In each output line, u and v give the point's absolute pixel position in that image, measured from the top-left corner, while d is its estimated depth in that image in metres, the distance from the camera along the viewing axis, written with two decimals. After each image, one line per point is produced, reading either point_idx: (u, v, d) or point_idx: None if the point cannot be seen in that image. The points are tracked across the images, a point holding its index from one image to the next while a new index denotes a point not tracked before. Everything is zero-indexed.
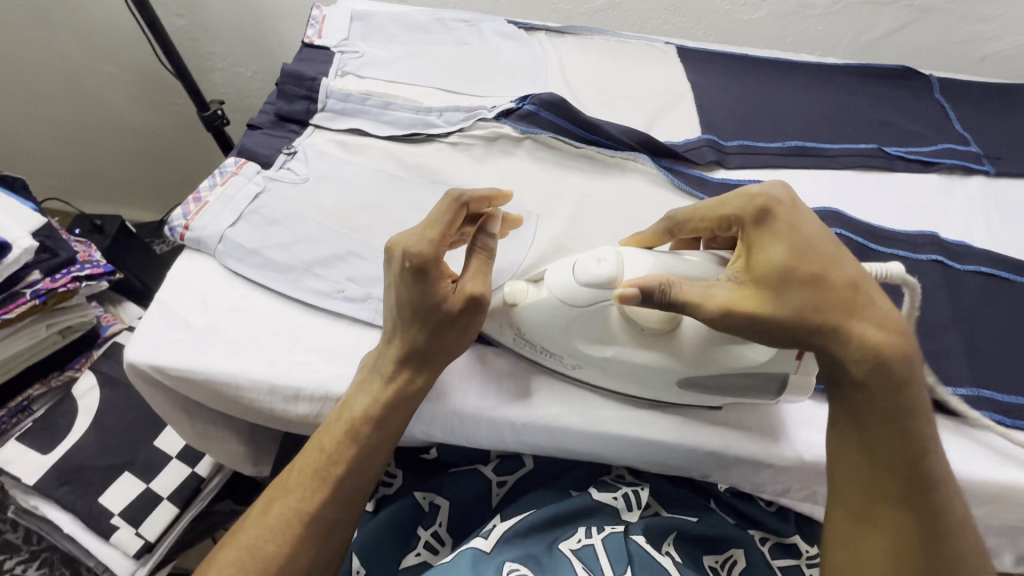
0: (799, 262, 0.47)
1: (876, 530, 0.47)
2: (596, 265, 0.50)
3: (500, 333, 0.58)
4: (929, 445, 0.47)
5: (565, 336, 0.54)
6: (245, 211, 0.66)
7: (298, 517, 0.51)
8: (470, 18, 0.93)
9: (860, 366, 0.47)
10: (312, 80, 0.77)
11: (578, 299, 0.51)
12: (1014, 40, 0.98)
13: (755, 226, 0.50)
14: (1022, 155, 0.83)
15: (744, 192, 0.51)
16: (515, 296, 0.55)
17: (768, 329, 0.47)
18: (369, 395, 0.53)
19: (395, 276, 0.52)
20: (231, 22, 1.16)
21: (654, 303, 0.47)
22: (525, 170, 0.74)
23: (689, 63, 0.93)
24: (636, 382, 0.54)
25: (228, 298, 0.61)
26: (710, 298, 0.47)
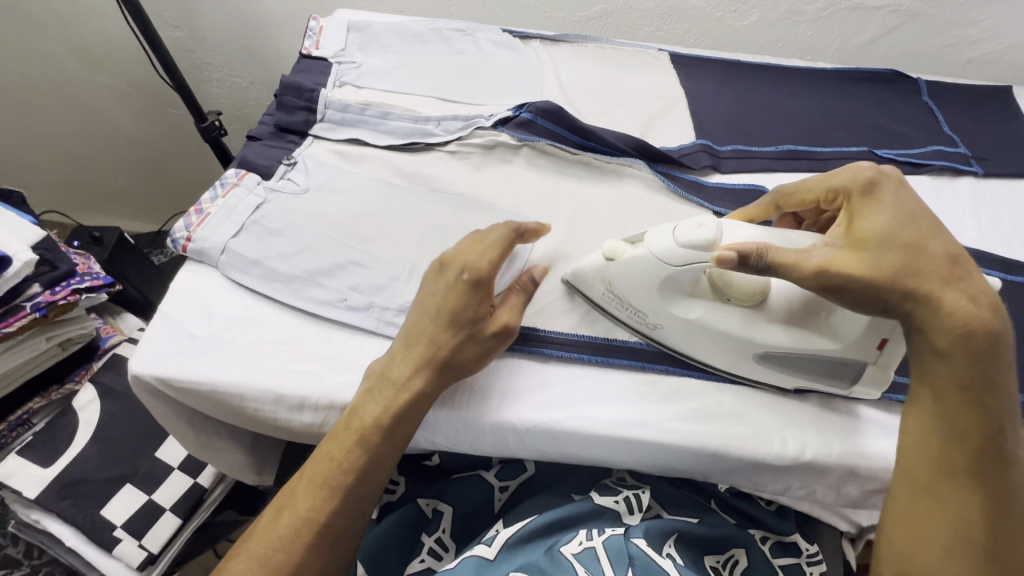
0: (897, 231, 0.48)
1: (938, 504, 0.47)
2: (695, 229, 0.53)
3: (591, 288, 0.61)
4: (1008, 425, 0.46)
5: (654, 297, 0.57)
6: (246, 222, 0.67)
7: (309, 525, 0.51)
8: (466, 27, 0.94)
9: (942, 334, 0.46)
10: (311, 91, 0.78)
11: (673, 258, 0.54)
12: (999, 44, 1.00)
13: (863, 195, 0.52)
14: (1009, 156, 0.84)
15: (856, 166, 0.54)
16: (611, 254, 0.58)
17: (851, 292, 0.49)
18: (380, 404, 0.53)
19: (444, 285, 0.56)
20: (228, 33, 1.17)
21: (750, 267, 0.51)
22: (523, 178, 0.75)
23: (682, 69, 0.94)
24: (711, 350, 0.59)
25: (231, 309, 0.62)
26: (808, 260, 0.49)
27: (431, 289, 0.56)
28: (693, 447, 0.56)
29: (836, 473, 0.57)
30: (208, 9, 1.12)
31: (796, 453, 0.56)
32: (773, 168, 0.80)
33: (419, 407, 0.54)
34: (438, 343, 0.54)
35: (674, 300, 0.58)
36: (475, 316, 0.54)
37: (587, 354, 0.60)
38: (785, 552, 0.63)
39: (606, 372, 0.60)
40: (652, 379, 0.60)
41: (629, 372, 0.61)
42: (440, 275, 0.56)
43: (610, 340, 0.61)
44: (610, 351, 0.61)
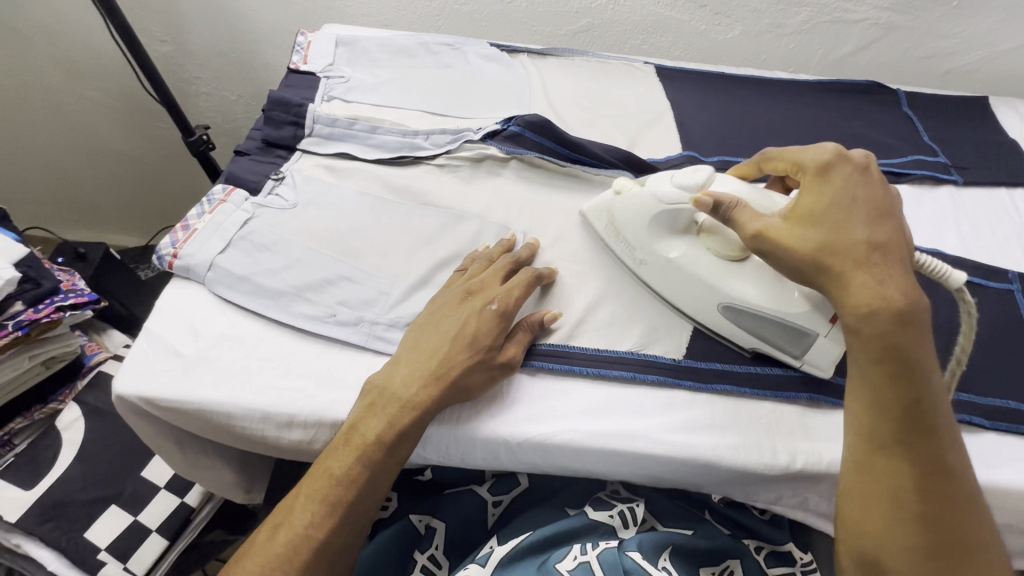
0: (826, 216, 0.50)
1: (875, 480, 0.47)
2: (691, 174, 0.60)
3: (597, 220, 0.69)
4: (925, 395, 0.46)
5: (646, 232, 0.64)
6: (234, 237, 0.66)
7: (305, 542, 0.50)
8: (454, 41, 0.95)
9: (852, 313, 0.47)
10: (299, 106, 0.78)
11: (667, 197, 0.61)
12: (975, 56, 1.03)
13: (816, 176, 0.52)
14: (987, 164, 0.86)
15: (821, 147, 0.54)
16: (621, 188, 0.66)
17: (782, 261, 0.52)
18: (382, 420, 0.53)
19: (462, 303, 0.59)
20: (216, 48, 1.17)
21: (718, 215, 0.57)
22: (512, 190, 0.76)
23: (667, 81, 0.95)
24: (686, 294, 0.63)
25: (219, 326, 0.61)
26: (755, 222, 0.53)
27: (453, 312, 0.58)
28: (685, 459, 0.56)
29: (827, 482, 0.58)
30: (195, 22, 1.12)
31: (788, 463, 0.56)
32: None
33: (421, 424, 0.54)
34: (450, 363, 0.55)
35: (661, 238, 0.64)
36: (492, 344, 0.56)
37: (580, 366, 0.60)
38: (780, 561, 0.63)
39: (598, 385, 0.60)
40: (645, 391, 0.60)
41: (622, 384, 0.60)
42: (465, 303, 0.59)
43: (601, 351, 0.61)
44: (604, 362, 0.61)
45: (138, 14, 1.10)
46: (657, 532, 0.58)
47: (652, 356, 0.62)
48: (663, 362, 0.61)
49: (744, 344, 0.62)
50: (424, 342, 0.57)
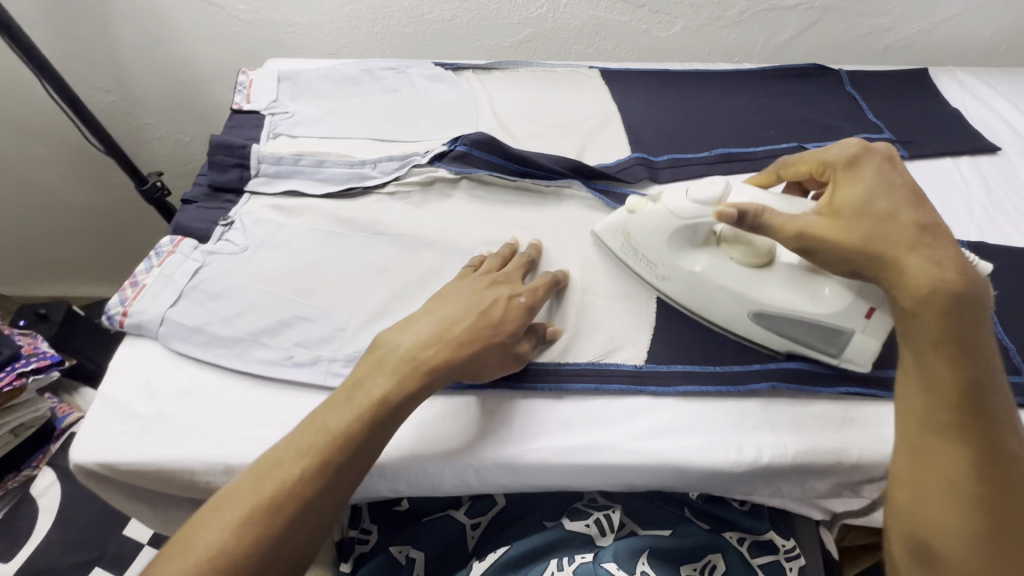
0: (870, 203, 0.52)
1: (931, 461, 0.48)
2: (707, 188, 0.58)
3: (613, 239, 0.67)
4: (981, 378, 0.48)
5: (665, 249, 0.62)
6: (185, 288, 0.65)
7: (287, 498, 0.46)
8: (397, 66, 0.96)
9: (907, 299, 0.49)
10: (243, 148, 0.76)
11: (685, 211, 0.60)
12: (911, 29, 1.05)
13: (846, 169, 0.55)
14: (931, 136, 0.88)
15: (846, 142, 0.56)
16: (633, 207, 0.64)
17: (825, 254, 0.53)
18: (388, 377, 0.52)
19: (499, 295, 0.59)
20: (164, 91, 1.16)
21: (745, 225, 0.55)
22: (464, 211, 0.76)
23: (613, 84, 0.96)
24: (713, 304, 0.62)
25: (176, 380, 0.60)
26: (794, 222, 0.54)
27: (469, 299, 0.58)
28: (653, 465, 0.56)
29: (795, 473, 0.58)
30: (140, 69, 1.12)
31: (754, 458, 0.56)
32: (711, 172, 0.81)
33: (429, 386, 0.53)
34: (473, 336, 0.55)
35: (681, 252, 0.62)
36: (515, 330, 0.57)
37: (540, 382, 0.60)
38: (763, 551, 0.64)
39: (561, 399, 0.60)
40: (608, 401, 0.60)
41: (584, 396, 0.60)
42: (491, 287, 0.60)
43: (562, 365, 0.61)
44: (564, 376, 0.60)
45: (83, 65, 1.09)
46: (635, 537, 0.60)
47: (614, 364, 0.62)
48: (624, 369, 0.61)
49: (778, 348, 0.62)
50: (444, 307, 0.57)
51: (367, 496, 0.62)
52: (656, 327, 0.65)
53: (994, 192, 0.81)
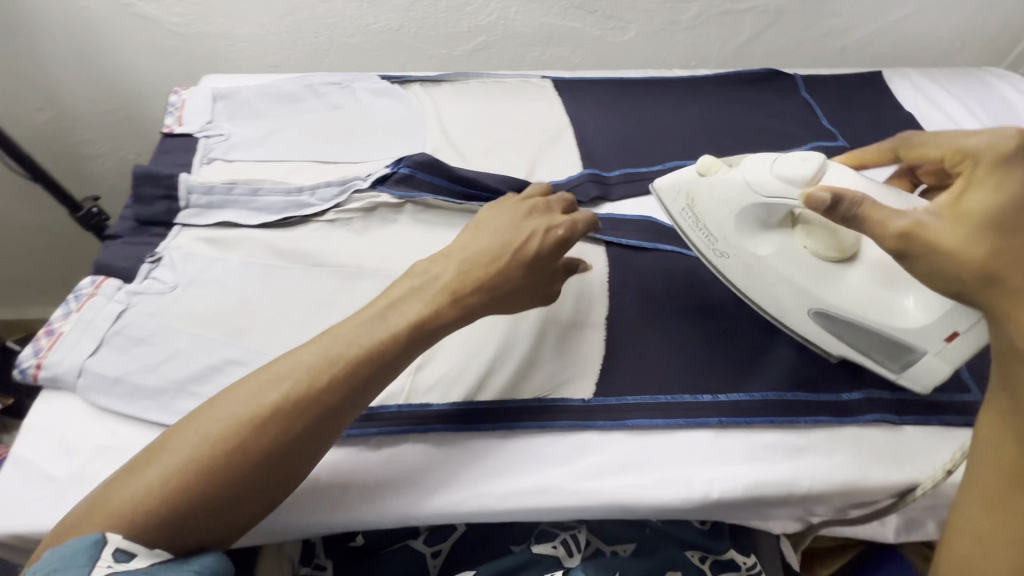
0: (1005, 219, 0.44)
1: (1007, 517, 0.47)
2: (800, 163, 0.53)
3: (671, 202, 0.63)
4: None
5: (731, 227, 0.59)
6: (105, 334, 0.61)
7: (300, 403, 0.48)
8: (341, 80, 0.92)
9: (1020, 340, 0.44)
10: (170, 178, 0.72)
11: (768, 189, 0.55)
12: (865, 30, 1.04)
13: (988, 167, 0.45)
14: (884, 143, 0.87)
15: (1002, 130, 0.46)
16: (706, 169, 0.59)
17: (926, 264, 0.45)
18: (421, 302, 0.54)
19: (538, 227, 0.59)
20: (99, 108, 1.10)
21: (836, 214, 0.47)
22: (409, 237, 0.73)
23: (566, 94, 0.93)
24: (771, 292, 0.60)
25: (96, 437, 0.57)
26: (893, 219, 0.45)
27: (505, 232, 0.59)
28: (600, 506, 0.54)
29: (746, 505, 0.56)
30: (71, 87, 1.06)
31: (704, 494, 0.55)
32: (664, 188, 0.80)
33: (460, 315, 0.55)
34: (507, 269, 0.56)
35: (751, 233, 0.59)
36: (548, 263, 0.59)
37: (485, 424, 0.57)
38: (725, 568, 0.64)
39: (507, 440, 0.58)
40: (555, 439, 0.58)
41: (531, 435, 0.58)
42: (529, 220, 0.60)
43: (507, 404, 0.58)
44: (510, 416, 0.58)
45: (9, 83, 1.03)
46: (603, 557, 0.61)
47: (562, 399, 0.59)
48: (571, 404, 0.59)
49: (834, 350, 0.61)
50: (481, 238, 0.58)
51: (277, 535, 0.56)
52: (607, 355, 0.62)
53: None
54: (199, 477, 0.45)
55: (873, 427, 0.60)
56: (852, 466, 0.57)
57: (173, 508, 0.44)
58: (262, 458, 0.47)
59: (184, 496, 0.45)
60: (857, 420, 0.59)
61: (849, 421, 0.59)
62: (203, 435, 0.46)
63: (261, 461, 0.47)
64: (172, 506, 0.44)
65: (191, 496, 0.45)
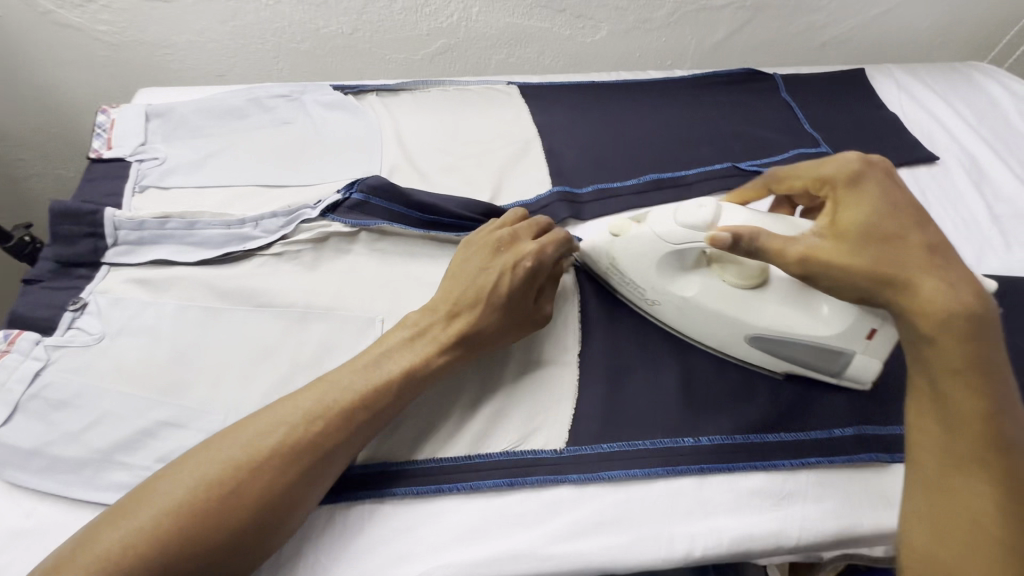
0: (879, 224, 0.45)
1: (951, 504, 0.42)
2: (695, 211, 0.53)
3: (597, 262, 0.63)
4: (1003, 408, 0.42)
5: (653, 275, 0.58)
6: (21, 399, 0.55)
7: (295, 448, 0.47)
8: (289, 91, 0.85)
9: (926, 319, 0.43)
10: (94, 214, 0.65)
11: (674, 236, 0.55)
12: (847, 24, 0.99)
13: (846, 187, 0.47)
14: (869, 146, 0.83)
15: (843, 156, 0.49)
16: (617, 229, 0.60)
17: (832, 281, 0.47)
18: (412, 353, 0.53)
19: (511, 261, 0.57)
20: (30, 125, 1.01)
21: (739, 249, 0.50)
22: (365, 269, 0.67)
23: (534, 102, 0.87)
24: (707, 328, 0.59)
25: (13, 518, 0.51)
26: (795, 244, 0.47)
27: (485, 264, 0.57)
28: (574, 572, 0.50)
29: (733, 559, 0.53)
30: None
31: (686, 552, 0.51)
32: (639, 206, 0.75)
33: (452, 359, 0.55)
34: (486, 312, 0.56)
35: (673, 277, 0.58)
36: (528, 298, 0.57)
37: (447, 484, 0.53)
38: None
39: (471, 500, 0.53)
40: (524, 497, 0.53)
41: (498, 493, 0.53)
42: (498, 254, 0.58)
43: (474, 459, 0.54)
44: (475, 474, 0.53)
45: None
46: None
47: (531, 452, 0.55)
48: (543, 457, 0.54)
49: (776, 369, 0.59)
50: (453, 281, 0.57)
51: None
52: (579, 399, 0.58)
53: (934, 208, 0.77)
54: (185, 526, 0.42)
55: (863, 467, 0.56)
56: (842, 511, 0.53)
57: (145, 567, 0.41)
58: (257, 508, 0.45)
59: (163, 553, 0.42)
60: (850, 460, 0.55)
61: (842, 461, 0.55)
62: (192, 481, 0.44)
63: (251, 515, 0.45)
64: (156, 554, 0.41)
65: (167, 552, 0.42)
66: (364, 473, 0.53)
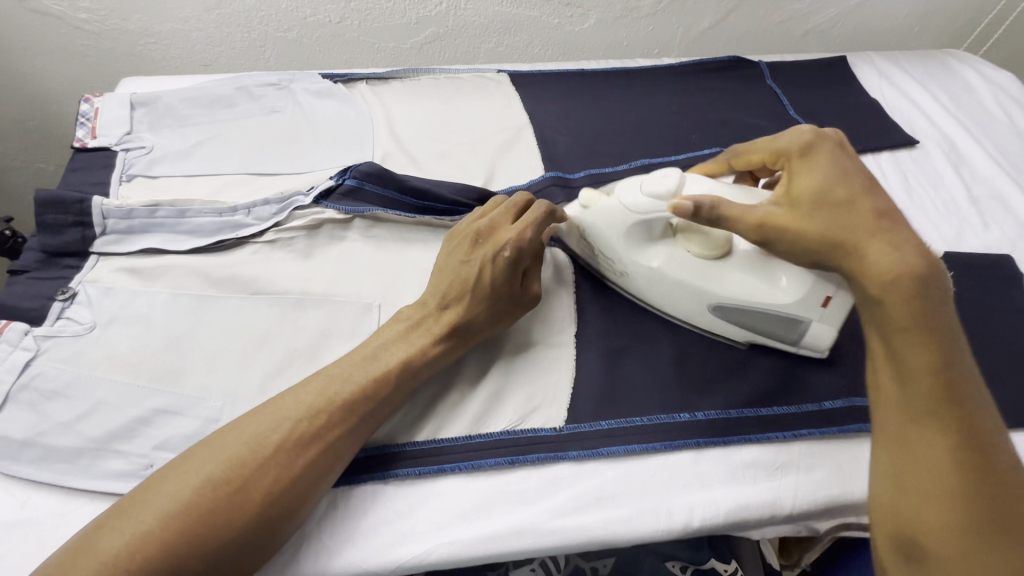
0: (829, 191, 0.47)
1: (909, 452, 0.44)
2: (660, 180, 0.55)
3: (569, 233, 0.64)
4: (951, 362, 0.44)
5: (620, 244, 0.59)
6: (12, 390, 0.54)
7: (296, 441, 0.47)
8: (278, 80, 0.84)
9: (872, 282, 0.45)
10: (81, 202, 0.63)
11: (640, 205, 0.56)
12: (829, 13, 1.01)
13: (798, 156, 0.50)
14: (852, 131, 0.85)
15: (795, 128, 0.52)
16: (587, 201, 0.61)
17: (789, 247, 0.49)
18: (408, 347, 0.54)
19: (485, 257, 0.56)
20: (7, 117, 0.99)
21: (702, 219, 0.51)
22: (360, 255, 0.67)
23: (524, 90, 0.87)
24: (672, 296, 0.60)
25: (6, 510, 0.50)
26: (750, 214, 0.49)
27: (466, 259, 0.57)
28: (576, 545, 0.51)
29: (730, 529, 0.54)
30: None
31: (684, 523, 0.52)
32: None
33: (446, 352, 0.55)
34: (469, 307, 0.56)
35: (640, 247, 0.59)
36: (510, 290, 0.57)
37: (449, 463, 0.53)
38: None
39: (473, 479, 0.53)
40: (526, 474, 0.54)
41: (499, 471, 0.54)
42: (476, 250, 0.57)
43: (473, 439, 0.54)
44: (477, 453, 0.54)
45: None
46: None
47: (531, 430, 0.55)
48: (542, 435, 0.55)
49: (739, 337, 0.60)
50: (437, 278, 0.58)
51: None
52: (576, 378, 0.58)
53: (915, 189, 0.79)
54: (188, 522, 0.42)
55: (853, 437, 0.58)
56: (833, 479, 0.55)
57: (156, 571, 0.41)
58: (263, 503, 0.45)
59: (168, 550, 0.41)
60: (841, 431, 0.57)
61: (832, 432, 0.57)
62: (193, 477, 0.44)
63: (259, 510, 0.45)
64: (160, 552, 0.41)
65: (176, 554, 0.42)
66: (367, 453, 0.53)
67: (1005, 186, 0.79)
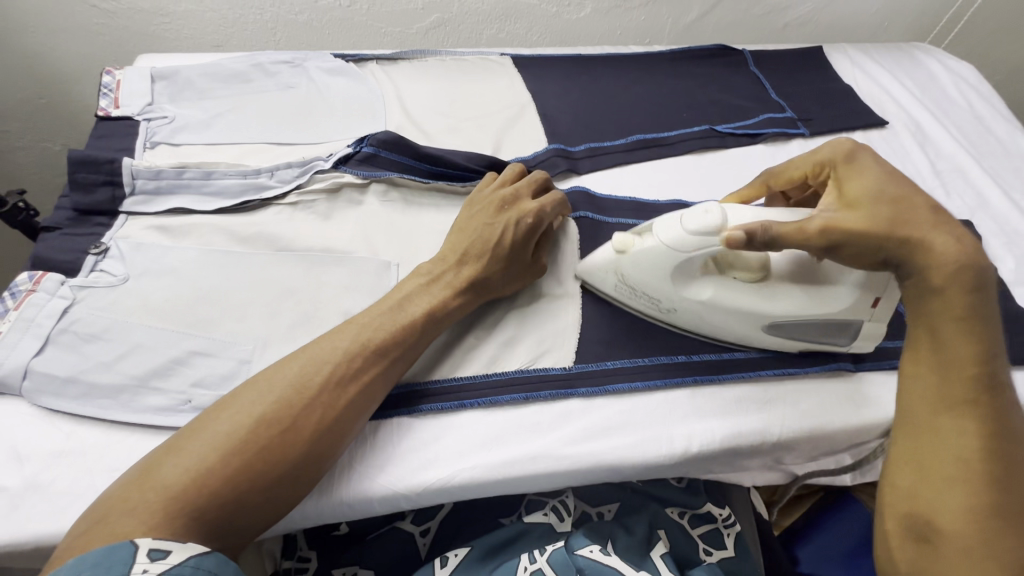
0: (884, 189, 0.50)
1: (938, 437, 0.50)
2: (701, 216, 0.54)
3: (603, 280, 0.64)
4: (991, 353, 0.49)
5: (669, 287, 0.59)
6: (51, 333, 0.57)
7: (333, 384, 0.51)
8: (293, 58, 0.87)
9: (936, 273, 0.49)
10: (111, 163, 0.66)
11: (685, 244, 0.55)
12: (806, 7, 1.09)
13: (845, 164, 0.53)
14: (828, 113, 0.92)
15: (836, 141, 0.55)
16: (622, 246, 0.60)
17: (853, 249, 0.50)
18: (428, 299, 0.58)
19: (511, 221, 0.62)
20: (17, 94, 1.00)
21: (756, 244, 0.51)
22: (378, 217, 0.71)
23: (526, 71, 0.93)
24: (726, 324, 0.61)
25: (51, 442, 0.54)
26: (808, 224, 0.50)
27: (490, 220, 0.62)
28: (588, 468, 0.56)
29: (725, 457, 0.59)
30: None
31: (684, 449, 0.57)
32: (627, 162, 0.82)
33: (463, 305, 0.60)
34: (489, 265, 0.61)
35: (686, 284, 0.59)
36: (524, 254, 0.63)
37: (471, 399, 0.57)
38: (702, 521, 0.67)
39: (492, 413, 0.58)
40: (540, 408, 0.59)
41: (516, 406, 0.59)
42: (501, 213, 0.63)
43: (490, 377, 0.59)
44: (494, 389, 0.58)
45: None
46: (594, 524, 0.61)
47: (543, 369, 0.60)
48: (553, 373, 0.60)
49: (794, 349, 0.63)
50: (460, 236, 0.62)
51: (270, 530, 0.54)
52: (584, 324, 0.64)
53: None
54: (238, 460, 0.45)
55: (832, 376, 0.64)
56: (816, 411, 0.61)
57: (220, 500, 0.44)
58: (305, 441, 0.48)
59: (222, 485, 0.44)
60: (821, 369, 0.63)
61: (815, 370, 0.63)
62: (236, 420, 0.47)
63: (303, 448, 0.48)
64: (214, 490, 0.44)
65: (237, 486, 0.45)
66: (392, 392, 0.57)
67: (965, 162, 0.87)
